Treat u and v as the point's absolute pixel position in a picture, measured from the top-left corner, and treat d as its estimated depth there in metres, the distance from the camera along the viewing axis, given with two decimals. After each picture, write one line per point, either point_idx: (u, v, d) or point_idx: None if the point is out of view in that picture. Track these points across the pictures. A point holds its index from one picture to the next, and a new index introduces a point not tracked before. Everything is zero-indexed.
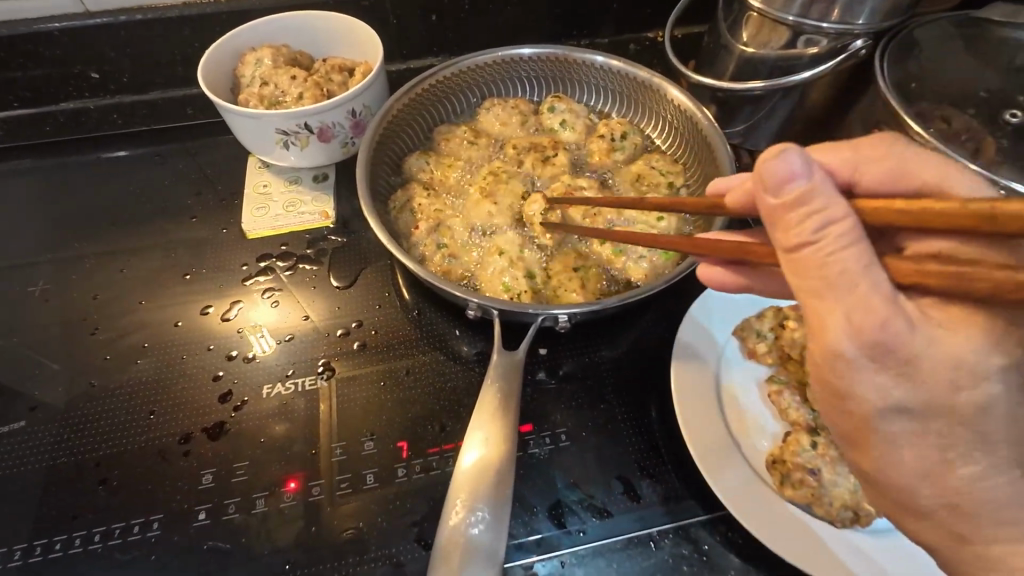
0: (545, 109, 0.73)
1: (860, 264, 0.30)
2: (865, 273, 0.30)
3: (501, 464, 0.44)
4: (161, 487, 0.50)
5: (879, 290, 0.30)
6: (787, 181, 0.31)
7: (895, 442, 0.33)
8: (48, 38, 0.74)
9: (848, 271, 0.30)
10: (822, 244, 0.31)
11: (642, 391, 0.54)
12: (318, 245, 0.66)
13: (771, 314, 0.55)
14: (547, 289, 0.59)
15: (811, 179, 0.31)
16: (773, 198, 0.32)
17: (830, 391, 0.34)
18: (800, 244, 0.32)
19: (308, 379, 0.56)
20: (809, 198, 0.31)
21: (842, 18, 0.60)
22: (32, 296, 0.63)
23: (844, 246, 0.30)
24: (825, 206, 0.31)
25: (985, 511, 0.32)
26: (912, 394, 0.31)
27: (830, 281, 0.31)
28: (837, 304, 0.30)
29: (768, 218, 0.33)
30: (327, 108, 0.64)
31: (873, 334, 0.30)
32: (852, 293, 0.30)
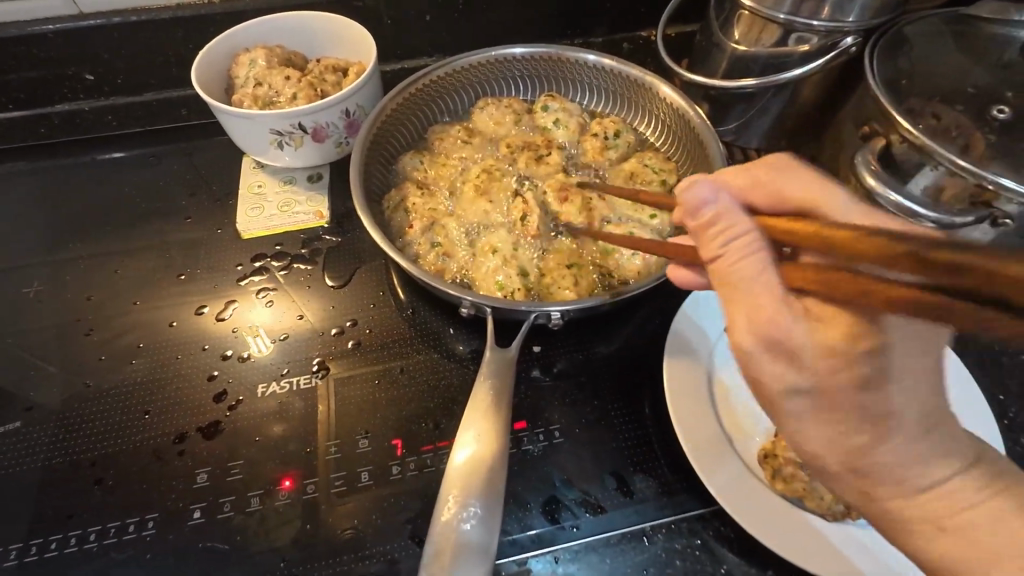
0: (538, 108, 0.73)
1: (759, 266, 0.32)
2: (764, 271, 0.32)
3: (493, 460, 0.44)
4: (156, 486, 0.50)
5: (768, 288, 0.32)
6: (700, 206, 0.35)
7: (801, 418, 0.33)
8: (41, 39, 0.74)
9: (748, 274, 0.32)
10: (728, 255, 0.33)
11: (636, 387, 0.54)
12: (312, 245, 0.66)
13: None
14: (541, 287, 0.59)
15: (720, 205, 0.34)
16: (694, 220, 0.35)
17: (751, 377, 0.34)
18: (714, 256, 0.34)
19: (303, 378, 0.56)
20: (719, 222, 0.34)
21: (832, 16, 0.60)
22: (26, 297, 0.63)
23: (750, 255, 0.33)
24: (733, 224, 0.33)
25: (889, 476, 0.32)
26: (805, 377, 0.31)
27: (742, 279, 0.33)
28: (740, 301, 0.32)
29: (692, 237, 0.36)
30: (321, 108, 0.64)
31: (766, 329, 0.31)
32: (755, 290, 0.32)
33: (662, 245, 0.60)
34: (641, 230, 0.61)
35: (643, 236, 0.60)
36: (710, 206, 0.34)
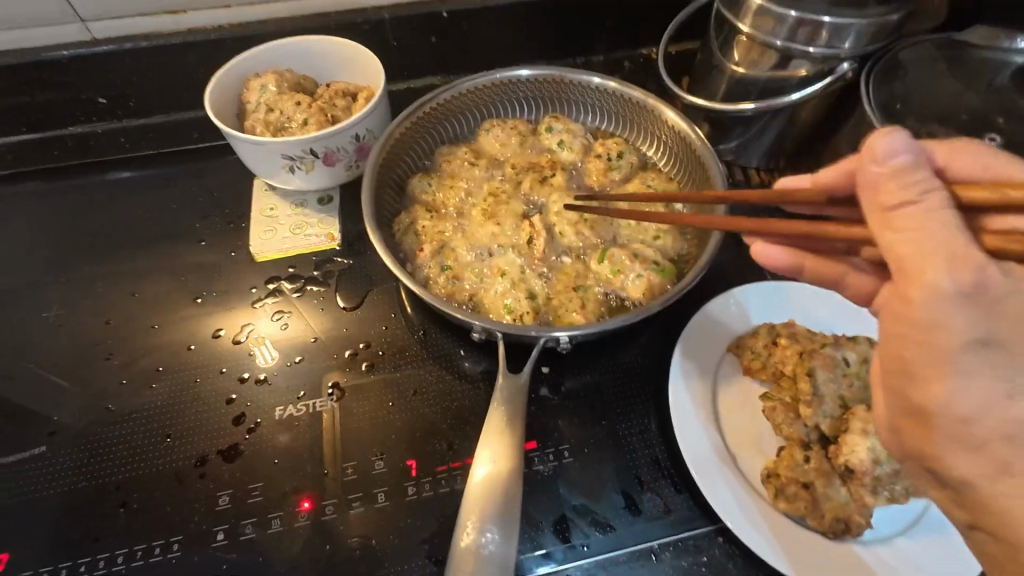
0: (543, 129, 0.75)
1: (945, 220, 0.34)
2: (954, 224, 0.34)
3: (510, 481, 0.46)
4: (179, 508, 0.51)
5: (949, 238, 0.34)
6: (894, 155, 0.35)
7: (963, 374, 0.35)
8: (55, 65, 0.76)
9: (929, 218, 0.34)
10: (926, 203, 0.34)
11: (642, 406, 0.56)
12: (324, 267, 0.68)
13: (764, 331, 0.56)
14: (548, 309, 0.61)
15: (913, 156, 0.35)
16: (879, 168, 0.36)
17: (916, 328, 0.36)
18: (900, 202, 0.35)
19: (319, 401, 0.58)
20: (913, 169, 0.35)
21: (829, 43, 0.62)
22: (46, 320, 0.64)
23: (941, 209, 0.34)
24: (924, 178, 0.35)
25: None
26: (990, 324, 0.34)
27: (922, 238, 0.34)
28: (925, 246, 0.34)
29: (867, 185, 0.36)
30: (332, 134, 0.65)
31: (970, 271, 0.33)
32: (941, 236, 0.34)
33: (665, 266, 0.62)
34: (645, 252, 0.63)
35: (646, 257, 0.63)
36: (907, 156, 0.35)
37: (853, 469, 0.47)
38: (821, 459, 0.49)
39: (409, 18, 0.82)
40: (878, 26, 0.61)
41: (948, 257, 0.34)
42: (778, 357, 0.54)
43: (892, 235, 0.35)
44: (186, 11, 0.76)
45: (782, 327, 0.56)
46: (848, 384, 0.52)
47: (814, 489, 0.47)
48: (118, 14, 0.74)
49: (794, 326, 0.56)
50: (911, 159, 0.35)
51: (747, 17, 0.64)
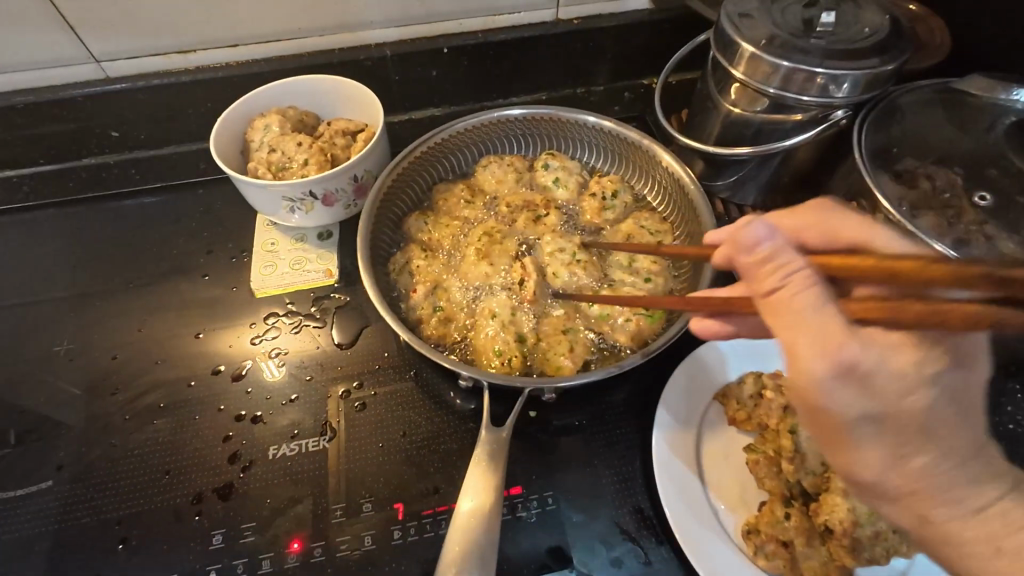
0: (539, 167, 0.76)
1: (813, 302, 0.33)
2: (815, 309, 0.33)
3: (491, 508, 0.48)
4: (175, 546, 0.53)
5: (823, 321, 0.33)
6: (755, 244, 0.35)
7: (860, 444, 0.35)
8: (71, 103, 0.79)
9: (796, 308, 0.33)
10: (787, 289, 0.33)
11: (627, 452, 0.57)
12: (322, 303, 0.70)
13: (751, 381, 0.56)
14: (537, 352, 0.62)
15: (775, 243, 0.34)
16: (747, 257, 0.35)
17: (808, 412, 0.35)
18: (771, 290, 0.34)
19: (312, 441, 0.59)
20: (775, 257, 0.34)
21: (822, 92, 0.62)
22: (57, 354, 0.67)
23: (806, 288, 0.33)
24: (788, 262, 0.34)
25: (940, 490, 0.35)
26: (872, 404, 0.34)
27: (800, 324, 0.33)
28: (797, 335, 0.33)
29: (744, 274, 0.36)
30: (331, 177, 0.67)
31: (837, 355, 0.32)
32: (809, 323, 0.33)
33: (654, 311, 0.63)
34: (635, 296, 0.63)
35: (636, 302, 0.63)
36: (767, 244, 0.34)
37: (832, 529, 0.48)
38: (801, 517, 0.49)
39: (411, 55, 0.84)
40: (873, 76, 0.61)
41: (820, 341, 0.32)
42: (764, 410, 0.54)
43: (775, 324, 0.34)
44: (195, 50, 0.78)
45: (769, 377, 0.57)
46: None
47: (793, 547, 0.48)
48: (131, 53, 0.77)
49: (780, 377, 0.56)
50: (774, 244, 0.34)
51: (741, 65, 0.65)
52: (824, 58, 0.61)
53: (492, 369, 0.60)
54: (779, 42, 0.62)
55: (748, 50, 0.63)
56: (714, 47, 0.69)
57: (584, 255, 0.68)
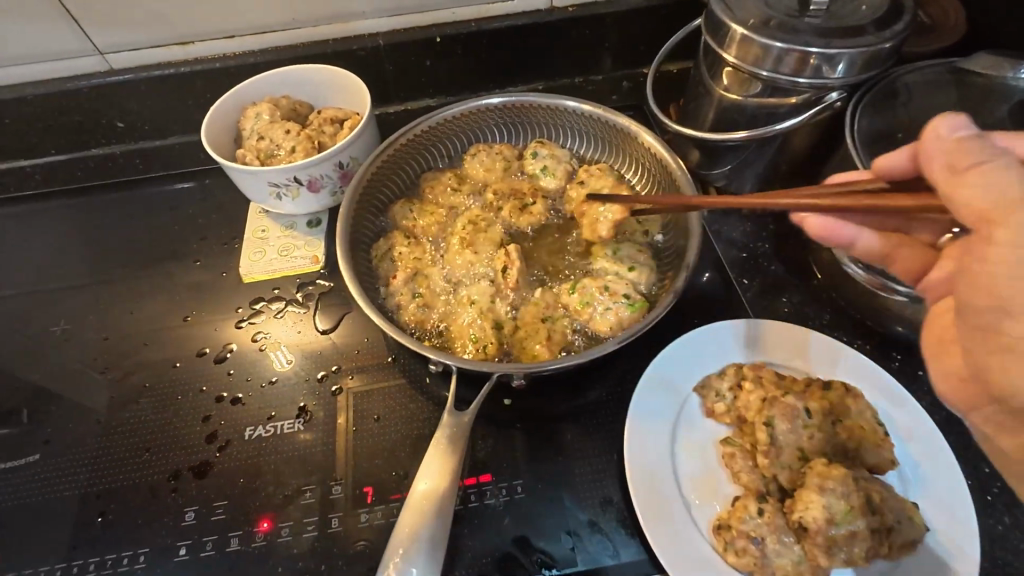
0: (528, 155, 0.75)
1: (1006, 180, 0.36)
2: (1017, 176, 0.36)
3: (444, 493, 0.47)
4: (149, 522, 0.55)
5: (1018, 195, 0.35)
6: (955, 129, 0.40)
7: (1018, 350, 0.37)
8: (78, 94, 0.82)
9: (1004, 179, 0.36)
10: (977, 157, 0.37)
11: (601, 442, 0.56)
12: (306, 289, 0.71)
13: (732, 372, 0.54)
14: (514, 340, 0.61)
15: (971, 133, 0.39)
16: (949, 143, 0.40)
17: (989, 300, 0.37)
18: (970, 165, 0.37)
19: (288, 423, 0.60)
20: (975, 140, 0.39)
21: (816, 74, 0.60)
22: (55, 334, 0.70)
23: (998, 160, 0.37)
24: (993, 158, 0.37)
25: None
26: None
27: (995, 193, 0.36)
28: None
29: (926, 153, 0.40)
30: (316, 163, 0.68)
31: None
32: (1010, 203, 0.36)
33: (636, 299, 0.61)
34: (616, 284, 0.62)
35: (617, 290, 0.62)
36: (964, 132, 0.39)
37: (806, 527, 0.45)
38: (774, 513, 0.46)
39: (405, 44, 0.84)
40: (871, 55, 0.58)
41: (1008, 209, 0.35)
42: (743, 402, 0.52)
43: (966, 191, 0.37)
44: (194, 42, 0.80)
45: (751, 368, 0.54)
46: (808, 437, 0.49)
47: (763, 544, 0.45)
48: (133, 45, 0.79)
49: (761, 369, 0.54)
50: (972, 134, 0.39)
51: (731, 47, 0.63)
52: (817, 38, 0.58)
53: (467, 355, 0.60)
54: (772, 22, 0.60)
55: (738, 31, 0.61)
56: (705, 30, 0.67)
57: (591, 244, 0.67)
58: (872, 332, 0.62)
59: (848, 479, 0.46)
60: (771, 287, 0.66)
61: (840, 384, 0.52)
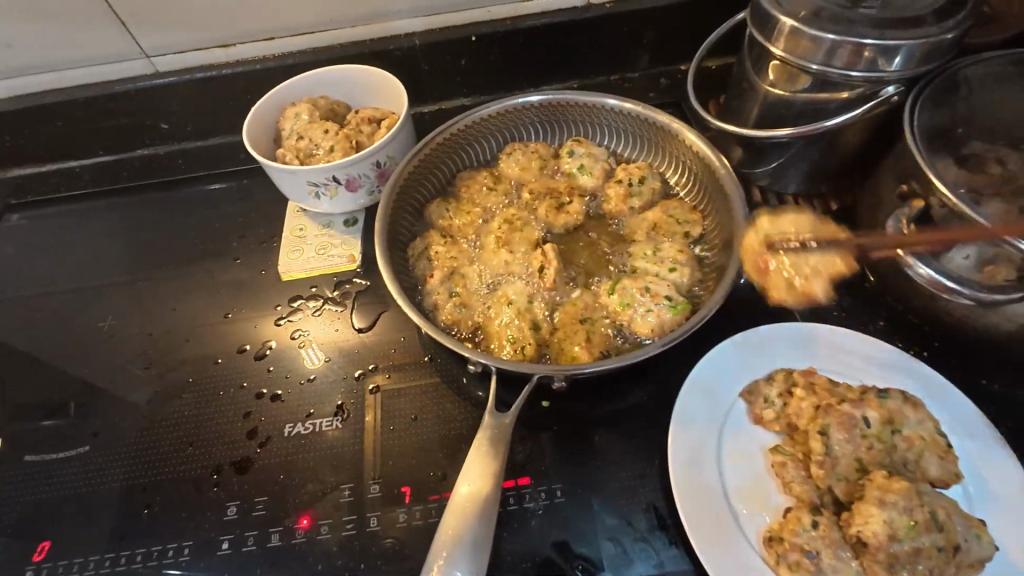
0: (564, 154, 0.74)
1: None
2: None
3: (489, 495, 0.47)
4: (192, 515, 0.55)
5: None
6: None
7: None
8: (125, 96, 0.84)
9: None
10: None
11: (643, 447, 0.54)
12: (343, 287, 0.71)
13: (781, 377, 0.52)
14: (552, 341, 0.60)
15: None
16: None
17: None
18: None
19: (326, 421, 0.60)
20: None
21: (871, 67, 0.57)
22: (103, 329, 0.72)
23: None
24: None
25: None
26: None
27: None
28: None
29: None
30: (355, 162, 0.68)
31: None
32: None
33: (678, 301, 0.60)
34: (658, 285, 0.60)
35: (658, 292, 0.60)
36: None
37: (866, 542, 0.43)
38: (829, 526, 0.44)
39: (440, 44, 0.84)
40: (931, 47, 0.55)
41: None
42: (794, 410, 0.50)
43: None
44: (236, 44, 0.82)
45: (802, 374, 0.52)
46: (867, 446, 0.47)
47: (818, 557, 0.43)
48: (177, 48, 0.81)
49: (812, 375, 0.52)
50: None
51: (779, 40, 0.60)
52: (872, 29, 0.56)
53: (505, 356, 0.59)
54: (824, 14, 0.58)
55: (787, 24, 0.59)
56: (751, 24, 0.64)
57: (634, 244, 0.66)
58: (929, 338, 0.59)
59: (910, 493, 0.43)
60: None
61: (898, 392, 0.50)
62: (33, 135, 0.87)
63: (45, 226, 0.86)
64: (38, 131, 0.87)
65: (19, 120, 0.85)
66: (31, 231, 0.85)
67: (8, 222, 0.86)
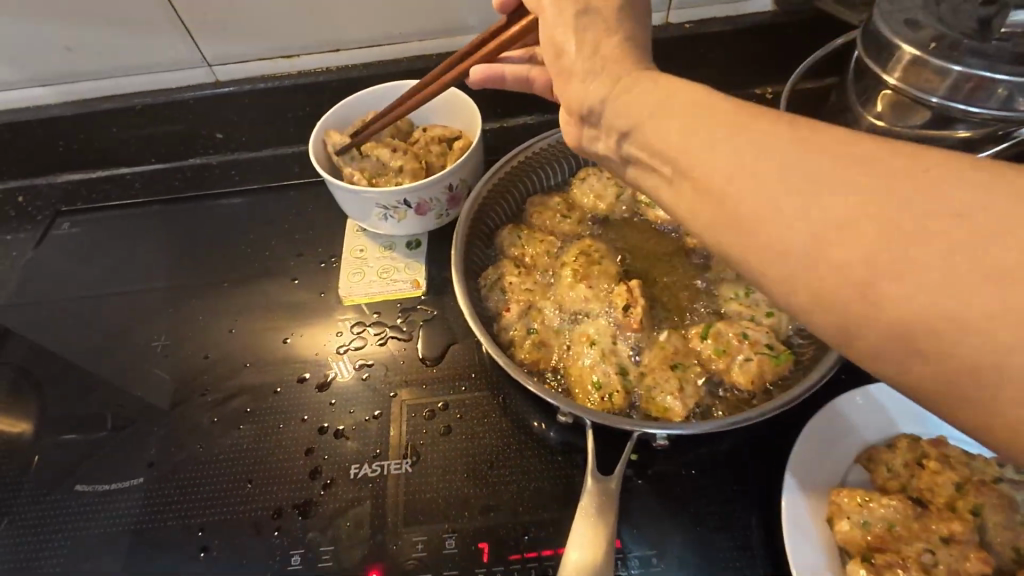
0: (643, 181, 0.69)
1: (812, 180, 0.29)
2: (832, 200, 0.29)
3: (596, 574, 0.42)
4: (254, 562, 0.52)
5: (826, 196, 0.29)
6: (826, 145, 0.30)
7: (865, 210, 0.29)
8: (183, 105, 0.82)
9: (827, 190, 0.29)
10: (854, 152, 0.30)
11: (746, 513, 0.49)
12: (408, 315, 0.67)
13: (906, 448, 0.46)
14: (639, 387, 0.55)
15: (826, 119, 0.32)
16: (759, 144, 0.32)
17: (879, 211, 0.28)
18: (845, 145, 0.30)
19: (393, 463, 0.56)
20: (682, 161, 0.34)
21: (1004, 104, 0.52)
22: (154, 349, 0.69)
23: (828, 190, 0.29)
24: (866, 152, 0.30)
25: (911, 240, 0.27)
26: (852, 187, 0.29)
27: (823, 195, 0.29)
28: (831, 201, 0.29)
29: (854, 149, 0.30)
30: (426, 186, 0.65)
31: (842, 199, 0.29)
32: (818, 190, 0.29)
33: (780, 351, 0.55)
34: (756, 332, 0.56)
35: (758, 340, 0.55)
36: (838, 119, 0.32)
37: None
38: None
39: None
40: None
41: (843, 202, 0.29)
42: (927, 486, 0.44)
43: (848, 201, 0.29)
44: (299, 55, 0.79)
45: (931, 445, 0.46)
46: None
47: None
48: (239, 57, 0.78)
49: (946, 447, 0.46)
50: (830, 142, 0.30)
51: (895, 69, 0.56)
52: (1012, 63, 0.51)
53: (590, 404, 0.54)
54: (949, 43, 0.53)
55: (908, 53, 0.54)
56: (860, 47, 0.61)
57: (722, 286, 0.62)
58: None
59: None
60: None
61: None
62: (87, 140, 0.85)
63: (94, 234, 0.83)
64: (93, 137, 0.85)
65: (75, 125, 0.83)
66: (81, 239, 0.83)
67: (60, 229, 0.84)
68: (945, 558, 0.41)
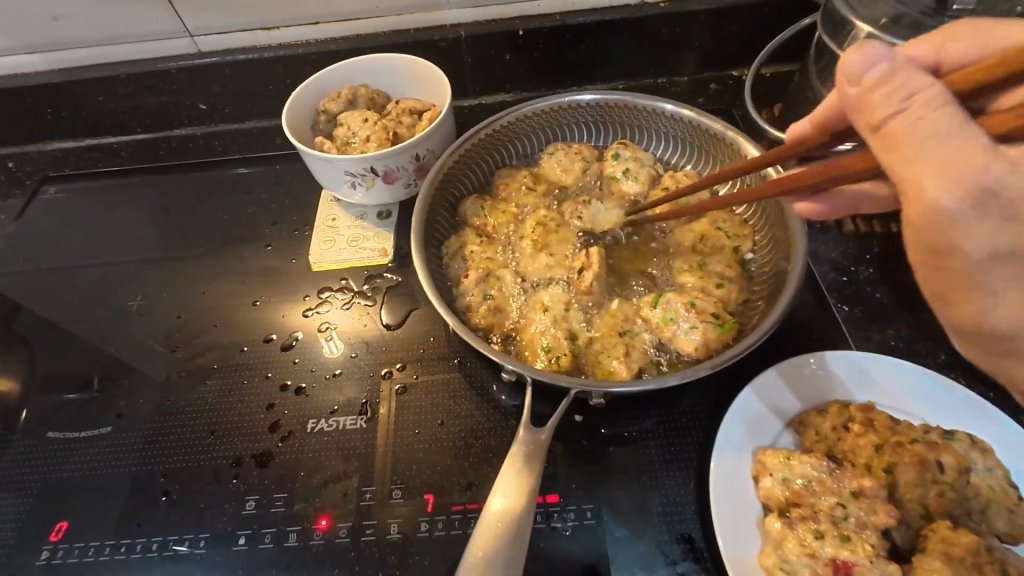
0: (609, 156, 0.70)
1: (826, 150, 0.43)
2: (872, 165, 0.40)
3: (523, 514, 0.45)
4: (211, 506, 0.55)
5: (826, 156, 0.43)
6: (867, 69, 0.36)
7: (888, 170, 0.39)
8: (167, 75, 0.84)
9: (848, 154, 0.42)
10: (911, 109, 0.34)
11: (679, 473, 0.51)
12: (374, 281, 0.69)
13: (835, 411, 0.48)
14: (588, 353, 0.57)
15: (886, 67, 0.35)
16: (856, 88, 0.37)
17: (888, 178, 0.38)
18: (885, 118, 0.35)
19: (350, 419, 0.59)
20: (891, 77, 0.35)
21: None
22: (132, 309, 0.72)
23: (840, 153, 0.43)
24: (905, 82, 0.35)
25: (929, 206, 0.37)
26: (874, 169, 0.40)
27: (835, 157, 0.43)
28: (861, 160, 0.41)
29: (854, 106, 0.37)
30: (392, 154, 0.66)
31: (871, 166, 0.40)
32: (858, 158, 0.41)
33: (725, 320, 0.57)
34: (703, 302, 0.57)
35: (705, 309, 0.57)
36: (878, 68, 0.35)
37: None
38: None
39: (485, 37, 0.81)
40: None
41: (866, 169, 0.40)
42: (850, 446, 0.46)
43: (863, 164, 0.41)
44: (280, 27, 0.81)
45: (858, 410, 0.48)
46: (937, 493, 0.43)
47: None
48: (220, 29, 0.80)
49: (872, 411, 0.48)
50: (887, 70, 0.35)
51: (851, 47, 0.57)
52: None
53: (539, 365, 0.56)
54: (904, 21, 0.54)
55: (864, 30, 0.55)
56: (820, 26, 0.61)
57: (675, 259, 0.63)
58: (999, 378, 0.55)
59: (978, 548, 0.40)
60: (876, 316, 0.59)
61: (964, 434, 0.46)
62: (75, 109, 0.87)
63: (80, 200, 0.86)
64: (79, 105, 0.87)
65: (62, 93, 0.85)
66: (68, 204, 0.85)
67: (46, 194, 0.87)
68: (853, 512, 0.42)
